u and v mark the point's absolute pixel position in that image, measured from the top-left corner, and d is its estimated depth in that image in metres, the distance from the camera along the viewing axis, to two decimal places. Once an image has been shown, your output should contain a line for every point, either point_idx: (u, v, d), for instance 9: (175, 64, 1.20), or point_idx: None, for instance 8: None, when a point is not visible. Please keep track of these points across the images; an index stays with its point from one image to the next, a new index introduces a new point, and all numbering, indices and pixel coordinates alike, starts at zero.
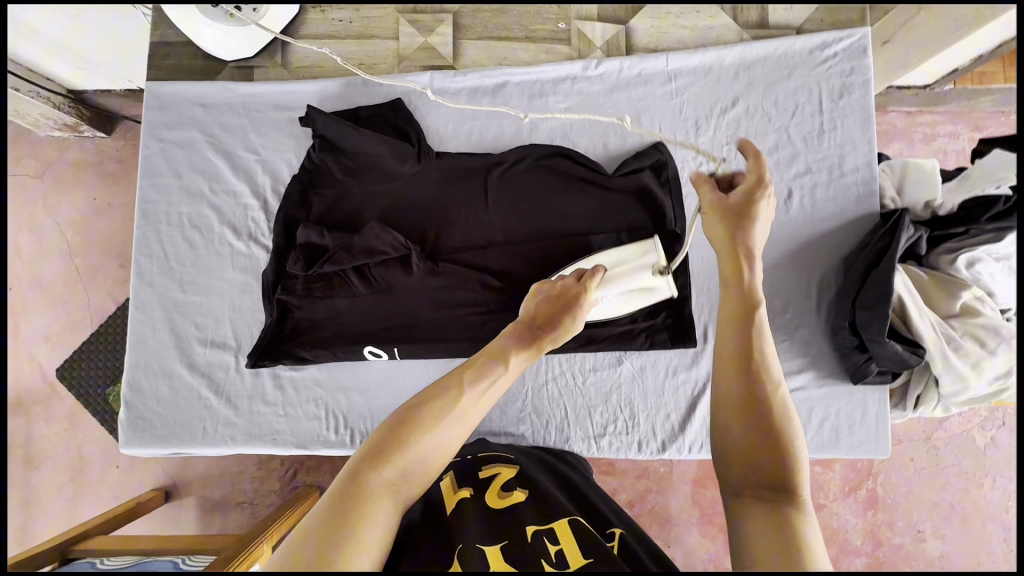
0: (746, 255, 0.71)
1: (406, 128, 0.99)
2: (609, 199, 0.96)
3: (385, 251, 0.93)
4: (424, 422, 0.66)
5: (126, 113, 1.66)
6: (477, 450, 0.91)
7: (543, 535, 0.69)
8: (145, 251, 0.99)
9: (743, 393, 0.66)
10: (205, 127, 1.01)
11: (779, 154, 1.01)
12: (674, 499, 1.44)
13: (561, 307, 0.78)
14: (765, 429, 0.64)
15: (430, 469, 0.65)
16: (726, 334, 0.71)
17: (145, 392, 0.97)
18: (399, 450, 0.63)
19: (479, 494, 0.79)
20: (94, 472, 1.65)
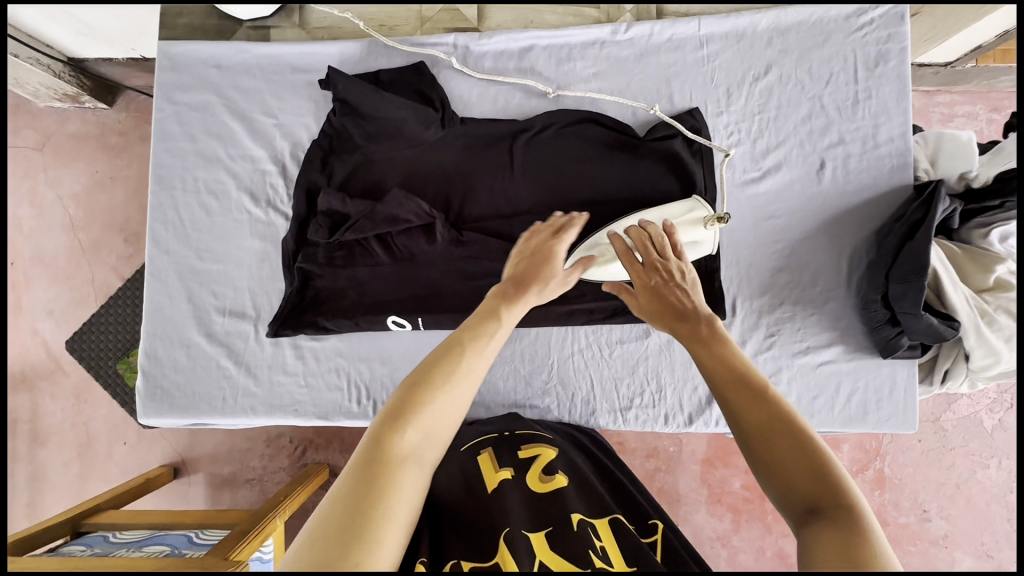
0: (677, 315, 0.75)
1: (430, 93, 0.96)
2: (638, 167, 0.94)
3: (408, 219, 0.90)
4: (441, 383, 0.61)
5: (127, 83, 1.61)
6: (509, 425, 0.90)
7: (588, 526, 0.70)
8: (160, 218, 0.96)
9: (765, 426, 0.61)
10: (221, 90, 0.98)
11: (812, 124, 0.98)
12: (683, 478, 1.44)
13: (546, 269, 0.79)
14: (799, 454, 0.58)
15: (450, 427, 0.61)
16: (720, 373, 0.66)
17: (163, 362, 0.95)
18: (419, 415, 0.58)
19: (521, 476, 0.79)
20: (102, 449, 1.63)
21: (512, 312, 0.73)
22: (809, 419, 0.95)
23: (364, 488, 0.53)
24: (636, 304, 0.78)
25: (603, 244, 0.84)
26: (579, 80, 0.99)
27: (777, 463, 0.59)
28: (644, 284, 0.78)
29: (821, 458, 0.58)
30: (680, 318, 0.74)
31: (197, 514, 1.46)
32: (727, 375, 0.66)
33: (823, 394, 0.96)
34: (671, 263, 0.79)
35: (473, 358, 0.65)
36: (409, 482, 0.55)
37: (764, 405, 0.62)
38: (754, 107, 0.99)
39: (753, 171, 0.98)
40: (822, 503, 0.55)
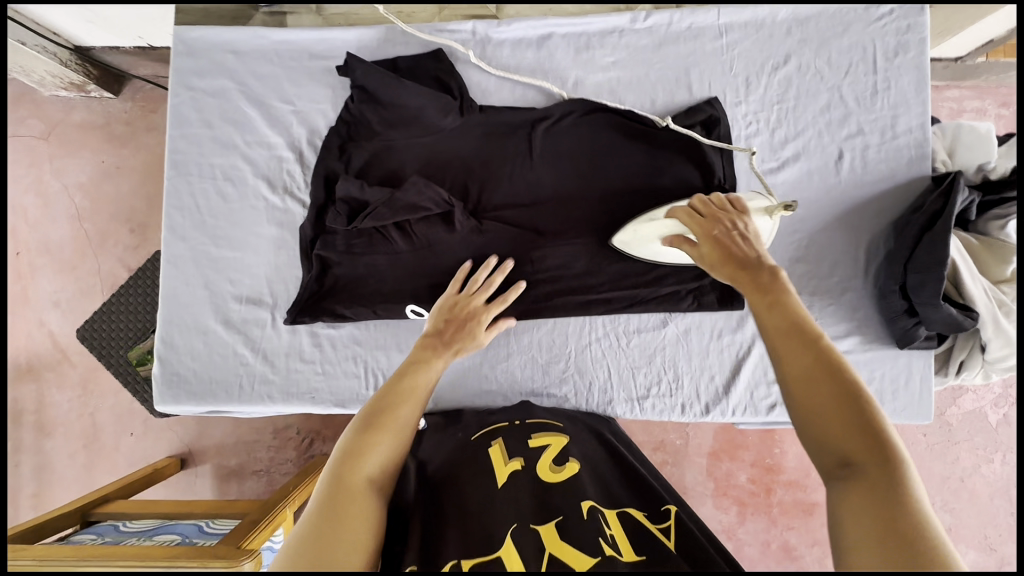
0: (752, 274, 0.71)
1: (448, 80, 0.95)
2: (657, 156, 0.94)
3: (427, 207, 0.89)
4: (388, 423, 0.70)
5: (133, 72, 1.59)
6: (522, 415, 0.90)
7: (598, 514, 0.69)
8: (176, 204, 0.96)
9: (812, 373, 0.59)
10: (237, 76, 0.97)
11: (831, 114, 0.98)
12: (689, 471, 1.44)
13: (470, 326, 0.86)
14: (846, 409, 0.57)
15: (397, 462, 0.70)
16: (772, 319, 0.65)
17: (179, 348, 0.95)
18: (370, 450, 0.67)
19: (530, 467, 0.76)
20: (109, 439, 1.63)
21: (439, 360, 0.81)
22: None
23: (328, 518, 0.60)
24: (697, 253, 0.77)
25: (664, 219, 0.83)
26: (598, 69, 0.99)
27: (816, 414, 0.58)
28: (708, 232, 0.76)
29: (867, 414, 0.56)
30: (744, 268, 0.72)
31: (206, 504, 1.46)
32: (775, 323, 0.64)
33: None
34: (738, 221, 0.77)
35: (413, 397, 0.74)
36: (368, 510, 0.63)
37: (810, 355, 0.61)
38: (772, 97, 0.98)
39: (771, 162, 0.98)
40: (861, 461, 0.54)
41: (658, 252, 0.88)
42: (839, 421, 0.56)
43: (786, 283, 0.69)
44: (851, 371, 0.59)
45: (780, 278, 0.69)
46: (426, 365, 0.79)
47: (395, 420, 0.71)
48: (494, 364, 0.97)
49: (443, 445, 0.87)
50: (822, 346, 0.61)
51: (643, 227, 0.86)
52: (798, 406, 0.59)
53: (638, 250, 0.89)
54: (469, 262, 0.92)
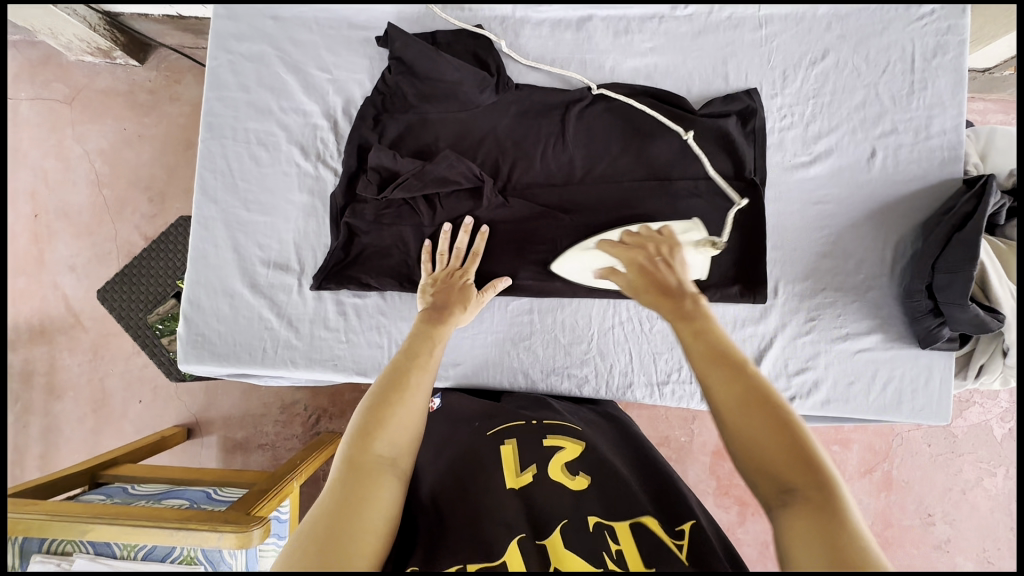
0: (673, 296, 0.72)
1: (485, 57, 0.96)
2: (691, 142, 0.95)
3: (458, 180, 0.91)
4: (396, 396, 0.69)
5: (159, 40, 1.59)
6: (541, 415, 0.87)
7: (605, 528, 0.68)
8: (209, 166, 0.97)
9: (745, 399, 0.60)
10: (277, 42, 0.97)
11: (865, 111, 0.98)
12: (692, 469, 1.45)
13: (460, 291, 0.88)
14: (784, 435, 0.58)
15: (412, 436, 0.69)
16: (699, 345, 0.66)
17: (206, 309, 0.96)
18: (381, 429, 0.66)
19: (543, 471, 0.76)
20: (118, 405, 1.64)
21: (445, 332, 0.81)
22: (844, 404, 0.96)
23: (343, 502, 0.61)
24: (625, 282, 0.77)
25: (595, 251, 0.87)
26: (636, 54, 0.99)
27: (752, 440, 0.58)
28: (632, 259, 0.78)
29: (798, 437, 0.58)
30: (666, 293, 0.72)
31: (214, 473, 1.48)
32: (703, 350, 0.65)
33: (860, 380, 0.96)
34: (666, 249, 0.79)
35: (424, 370, 0.74)
36: (381, 489, 0.63)
37: (737, 384, 0.61)
38: (809, 91, 0.98)
39: (804, 155, 0.98)
40: (798, 484, 0.55)
41: (596, 282, 0.91)
42: (777, 445, 0.57)
43: (708, 309, 0.70)
44: (778, 395, 0.60)
45: (701, 303, 0.70)
46: (430, 337, 0.78)
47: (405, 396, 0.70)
48: (517, 342, 0.97)
49: (454, 435, 0.85)
50: (749, 371, 0.62)
51: (577, 255, 0.90)
52: (735, 439, 0.59)
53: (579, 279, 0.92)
54: (447, 223, 0.93)
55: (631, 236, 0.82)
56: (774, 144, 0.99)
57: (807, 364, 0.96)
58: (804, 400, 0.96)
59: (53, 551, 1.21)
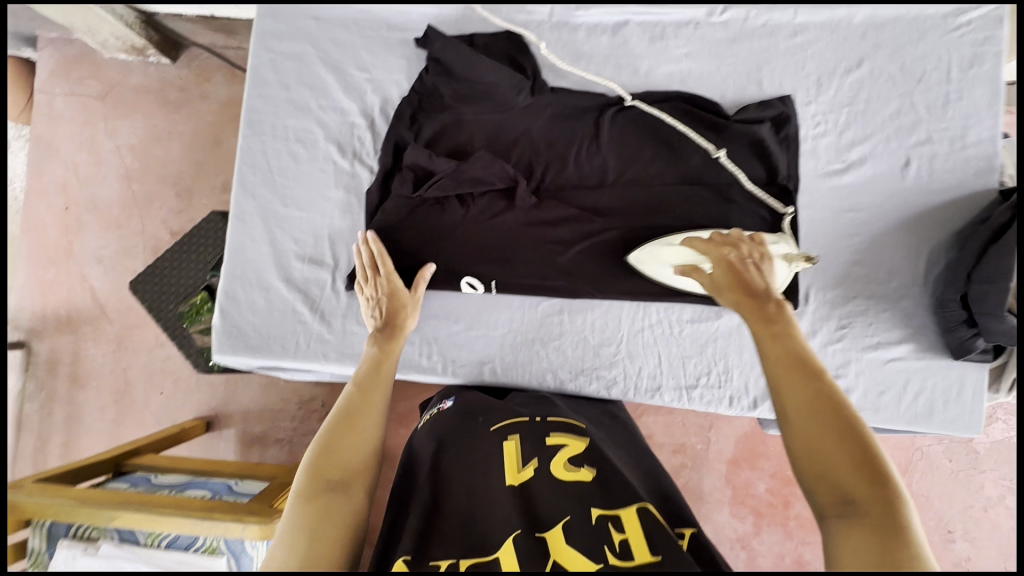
0: (753, 297, 0.75)
1: (521, 59, 0.97)
2: (724, 147, 0.95)
3: (492, 181, 0.93)
4: (348, 422, 0.77)
5: (191, 39, 1.62)
6: (545, 412, 0.88)
7: (609, 520, 0.68)
8: (248, 161, 0.99)
9: (819, 405, 0.62)
10: (317, 41, 0.99)
11: (900, 120, 0.98)
12: (708, 477, 1.44)
13: (410, 305, 0.91)
14: (853, 448, 0.58)
15: (366, 456, 0.75)
16: (775, 348, 0.68)
17: (241, 302, 0.97)
18: (330, 455, 0.73)
19: (545, 467, 0.77)
20: (139, 396, 1.66)
21: (391, 357, 0.86)
22: (874, 413, 0.95)
23: (301, 525, 0.66)
24: (709, 281, 0.79)
25: (680, 247, 0.88)
26: (671, 59, 0.99)
27: (817, 446, 0.59)
28: (720, 257, 0.80)
29: (868, 452, 0.58)
30: (752, 296, 0.75)
31: (235, 466, 1.49)
32: (779, 354, 0.67)
33: (890, 390, 0.95)
34: (756, 253, 0.81)
35: (374, 393, 0.81)
36: (337, 508, 0.68)
37: (810, 392, 0.63)
38: (843, 99, 0.99)
39: (837, 163, 0.98)
40: (858, 496, 0.56)
41: (672, 279, 0.91)
42: (842, 457, 0.58)
43: (789, 316, 0.72)
44: (852, 409, 0.61)
45: (787, 314, 0.72)
46: (381, 361, 0.85)
47: (353, 422, 0.77)
48: (546, 342, 0.98)
49: (458, 426, 0.86)
50: (822, 381, 0.64)
51: (660, 251, 0.90)
52: (799, 444, 0.61)
53: (654, 274, 0.92)
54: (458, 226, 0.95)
55: (722, 235, 0.83)
56: (807, 151, 0.99)
57: (836, 372, 0.96)
58: None
59: (78, 536, 1.23)
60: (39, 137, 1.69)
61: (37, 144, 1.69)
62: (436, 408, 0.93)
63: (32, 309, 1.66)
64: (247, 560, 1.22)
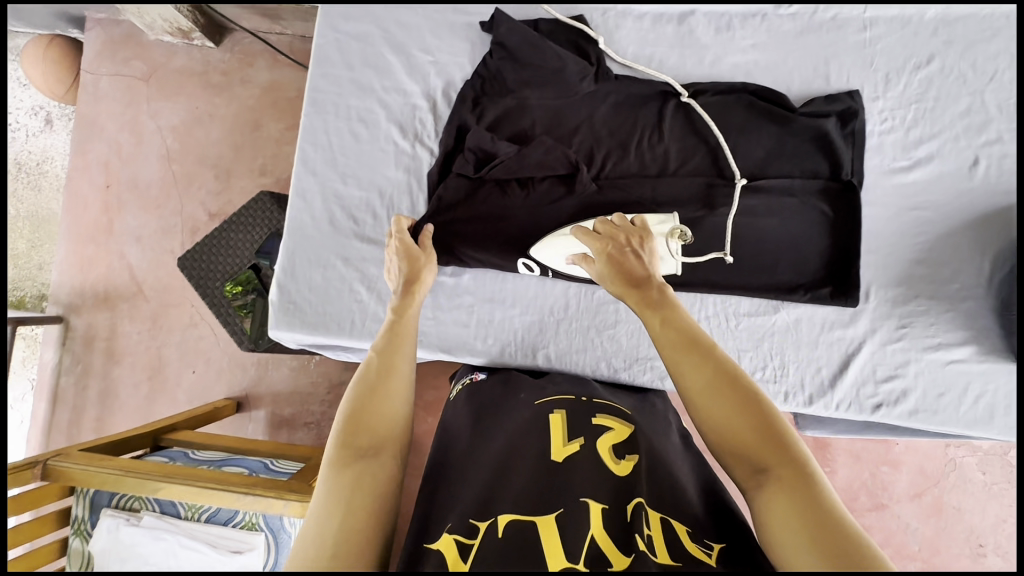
0: (642, 287, 0.78)
1: (586, 47, 0.97)
2: (789, 138, 0.94)
3: (554, 166, 0.93)
4: (377, 388, 0.78)
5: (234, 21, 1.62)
6: (589, 393, 0.88)
7: (643, 511, 0.67)
8: (310, 140, 1.00)
9: (714, 383, 0.65)
10: (382, 23, 1.00)
11: (970, 118, 0.96)
12: (734, 479, 1.38)
13: (424, 267, 0.91)
14: (752, 415, 0.62)
15: (395, 420, 0.76)
16: (668, 334, 0.71)
17: (299, 279, 0.98)
18: (363, 420, 0.73)
19: (591, 445, 0.75)
20: (169, 375, 1.67)
21: (408, 319, 0.87)
22: (932, 415, 0.94)
23: (338, 493, 0.67)
24: (598, 272, 0.83)
25: (569, 236, 0.90)
26: (737, 50, 0.99)
27: (723, 422, 0.63)
28: (604, 249, 0.83)
29: (766, 416, 0.62)
30: (636, 286, 0.78)
31: (270, 444, 1.50)
32: (673, 341, 0.70)
33: (950, 392, 0.94)
34: (636, 240, 0.83)
35: (403, 355, 0.83)
36: (376, 477, 0.69)
37: (706, 371, 0.67)
38: (911, 96, 0.97)
39: (902, 160, 0.97)
40: (767, 459, 0.60)
41: (568, 267, 0.93)
42: (746, 425, 0.62)
43: (674, 299, 0.75)
44: (747, 379, 0.65)
45: (670, 295, 0.76)
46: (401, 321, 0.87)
47: (378, 390, 0.78)
48: (601, 330, 0.98)
49: (499, 402, 0.88)
50: (715, 356, 0.68)
51: (552, 241, 0.92)
52: (710, 424, 0.64)
53: (550, 263, 0.94)
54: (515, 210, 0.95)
55: (604, 224, 0.85)
56: (872, 147, 0.98)
57: (896, 371, 0.95)
58: (892, 407, 0.94)
59: (122, 506, 1.23)
60: (83, 115, 1.71)
61: (80, 122, 1.71)
62: (469, 378, 0.97)
63: (71, 285, 1.68)
64: (285, 537, 1.24)
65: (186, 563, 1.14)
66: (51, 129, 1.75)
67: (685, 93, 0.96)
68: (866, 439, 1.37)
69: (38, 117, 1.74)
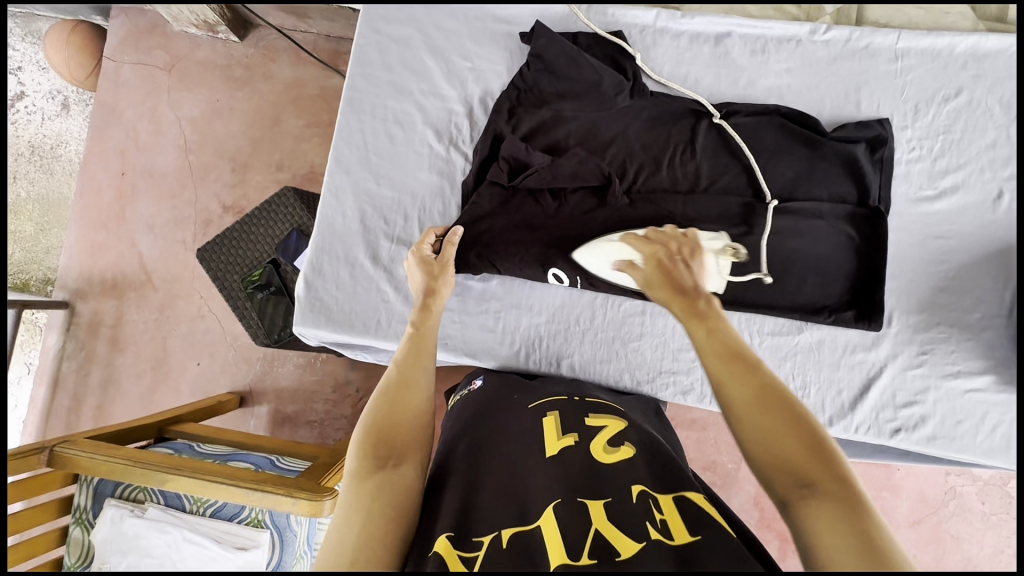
0: (685, 296, 0.74)
1: (623, 62, 0.99)
2: (819, 161, 0.94)
3: (586, 177, 0.94)
4: (396, 397, 0.77)
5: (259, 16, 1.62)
6: (580, 392, 0.89)
7: (649, 497, 0.64)
8: (346, 139, 1.02)
9: (757, 394, 0.61)
10: (423, 27, 1.03)
11: (995, 152, 0.98)
12: (735, 498, 1.35)
13: (444, 276, 0.91)
14: (800, 433, 0.57)
15: (415, 427, 0.75)
16: (709, 343, 0.67)
17: (326, 276, 0.99)
18: (383, 429, 0.73)
19: (585, 443, 0.74)
20: (170, 367, 1.63)
21: (428, 328, 0.87)
22: (949, 442, 0.94)
23: (358, 501, 0.65)
24: (644, 277, 0.81)
25: (619, 243, 0.89)
26: (771, 73, 1.01)
27: (767, 434, 0.58)
28: (654, 254, 0.82)
29: (815, 435, 0.57)
30: (681, 293, 0.75)
31: (276, 442, 1.45)
32: (715, 350, 0.66)
33: (968, 420, 0.94)
34: (687, 250, 0.82)
35: (423, 363, 0.82)
36: (394, 484, 0.67)
37: (751, 381, 0.62)
38: (939, 126, 0.99)
39: (928, 190, 0.98)
40: (817, 478, 0.54)
41: (613, 276, 0.93)
42: (793, 441, 0.57)
43: (719, 311, 0.72)
44: (794, 397, 0.61)
45: (716, 305, 0.73)
46: (421, 331, 0.86)
47: (397, 398, 0.77)
48: (626, 342, 0.99)
49: (495, 403, 0.88)
50: (762, 370, 0.63)
51: (602, 247, 0.92)
52: (751, 436, 0.59)
53: (593, 268, 0.93)
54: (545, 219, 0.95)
55: (658, 232, 0.85)
56: (899, 175, 0.99)
57: (915, 397, 0.95)
58: (910, 433, 0.95)
59: (125, 497, 1.18)
60: (103, 101, 1.71)
61: (100, 108, 1.71)
62: (466, 389, 0.97)
63: (80, 270, 1.67)
64: (291, 536, 1.17)
65: (189, 558, 1.08)
66: (67, 114, 1.74)
67: (719, 116, 0.97)
68: (868, 464, 1.35)
69: (55, 101, 1.74)
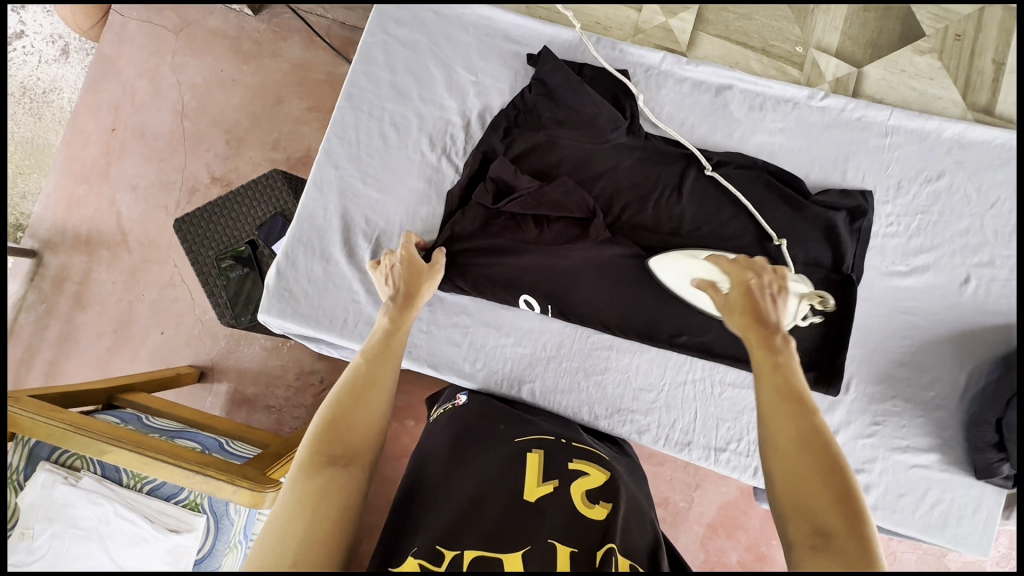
0: (762, 330, 0.73)
1: (624, 101, 1.00)
2: (798, 223, 0.95)
3: (571, 208, 0.93)
4: (364, 394, 0.75)
5: None
6: (569, 436, 0.87)
7: (613, 558, 0.62)
8: (339, 133, 1.02)
9: (797, 440, 0.63)
10: (431, 34, 1.04)
11: (968, 238, 1.01)
12: (683, 536, 1.31)
13: (417, 272, 0.90)
14: (831, 484, 0.59)
15: (370, 429, 0.73)
16: (766, 387, 0.68)
17: (299, 267, 0.98)
18: (342, 424, 0.71)
19: (565, 488, 0.73)
20: (131, 331, 1.58)
21: (403, 329, 0.85)
22: (890, 514, 0.96)
23: (304, 500, 0.63)
24: (721, 302, 0.77)
25: (705, 262, 0.85)
26: (765, 130, 1.04)
27: (797, 479, 0.60)
28: (740, 281, 0.77)
29: (847, 489, 0.59)
30: (760, 325, 0.73)
31: (229, 424, 1.41)
32: (772, 390, 0.67)
33: (910, 494, 0.96)
34: (778, 284, 0.76)
35: (390, 361, 0.80)
36: (342, 488, 0.65)
37: (797, 427, 0.64)
38: (918, 206, 1.02)
39: (900, 265, 1.01)
40: (834, 531, 0.57)
41: (687, 291, 0.90)
42: (821, 489, 0.59)
43: (792, 352, 0.71)
44: (835, 447, 0.62)
45: (789, 351, 0.72)
46: (395, 328, 0.84)
47: (365, 394, 0.75)
48: (589, 373, 0.99)
49: (478, 429, 0.86)
50: (812, 416, 0.64)
51: (681, 261, 0.89)
52: (778, 478, 0.62)
53: (668, 279, 0.91)
54: (525, 242, 0.94)
55: (742, 257, 0.80)
56: (873, 246, 1.02)
57: (862, 466, 0.97)
58: None
59: (60, 462, 1.14)
60: (104, 55, 1.68)
61: (100, 61, 1.68)
62: (450, 404, 0.95)
63: (53, 220, 1.62)
64: (227, 524, 1.13)
65: (117, 534, 1.04)
66: (65, 61, 1.70)
67: (710, 168, 0.98)
68: None
69: (54, 46, 1.70)
